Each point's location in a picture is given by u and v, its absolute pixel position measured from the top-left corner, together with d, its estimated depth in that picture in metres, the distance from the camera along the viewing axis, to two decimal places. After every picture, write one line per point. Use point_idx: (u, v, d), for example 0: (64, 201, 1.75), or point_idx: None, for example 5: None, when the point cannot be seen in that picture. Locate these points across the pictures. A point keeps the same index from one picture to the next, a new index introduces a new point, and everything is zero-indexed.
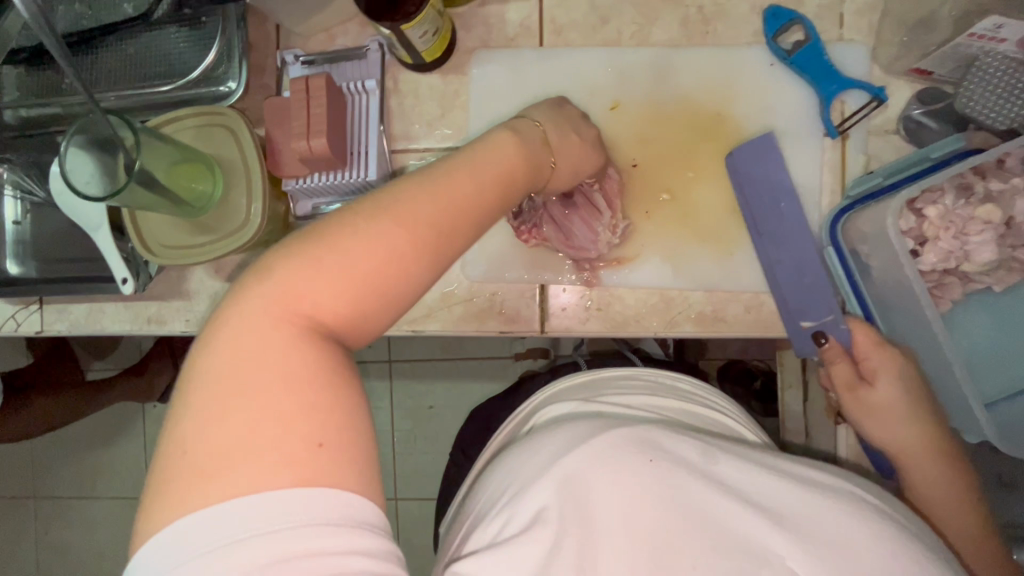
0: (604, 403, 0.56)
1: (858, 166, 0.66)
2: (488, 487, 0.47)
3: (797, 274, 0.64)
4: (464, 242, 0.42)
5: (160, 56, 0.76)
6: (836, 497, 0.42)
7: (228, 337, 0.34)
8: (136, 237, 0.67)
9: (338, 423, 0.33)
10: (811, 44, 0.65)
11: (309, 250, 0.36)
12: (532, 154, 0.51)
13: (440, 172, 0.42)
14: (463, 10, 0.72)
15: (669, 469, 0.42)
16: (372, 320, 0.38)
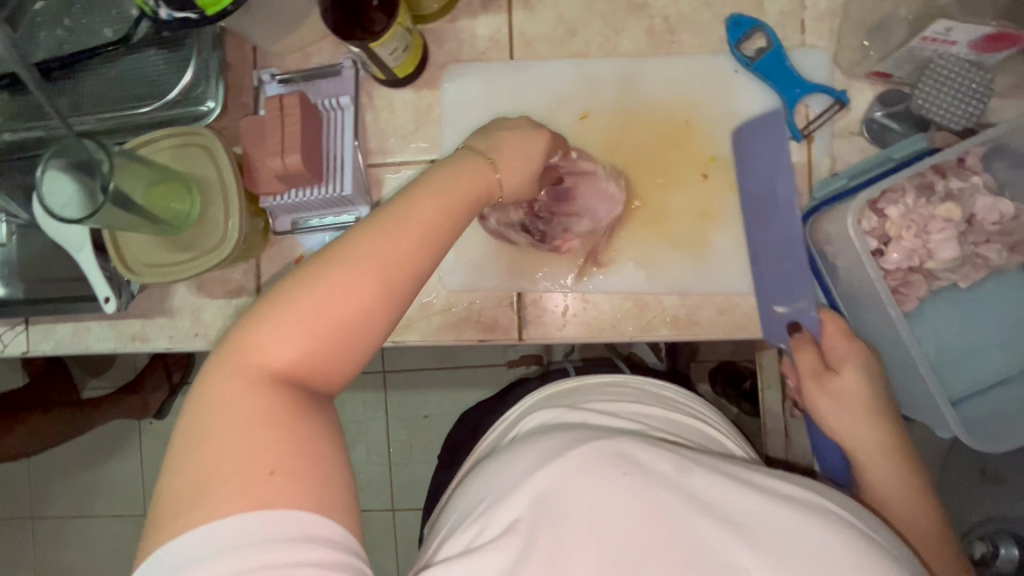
0: (589, 411, 0.57)
1: (824, 169, 0.67)
2: (465, 497, 0.48)
3: (775, 262, 0.64)
4: (422, 276, 0.43)
5: (139, 78, 0.77)
6: (814, 513, 0.40)
7: (205, 390, 0.37)
8: (116, 258, 0.68)
9: (298, 455, 0.35)
10: (773, 51, 0.67)
11: (268, 309, 0.39)
12: (489, 184, 0.52)
13: (393, 213, 0.43)
14: (435, 26, 0.74)
15: (644, 481, 0.41)
16: (338, 363, 0.40)
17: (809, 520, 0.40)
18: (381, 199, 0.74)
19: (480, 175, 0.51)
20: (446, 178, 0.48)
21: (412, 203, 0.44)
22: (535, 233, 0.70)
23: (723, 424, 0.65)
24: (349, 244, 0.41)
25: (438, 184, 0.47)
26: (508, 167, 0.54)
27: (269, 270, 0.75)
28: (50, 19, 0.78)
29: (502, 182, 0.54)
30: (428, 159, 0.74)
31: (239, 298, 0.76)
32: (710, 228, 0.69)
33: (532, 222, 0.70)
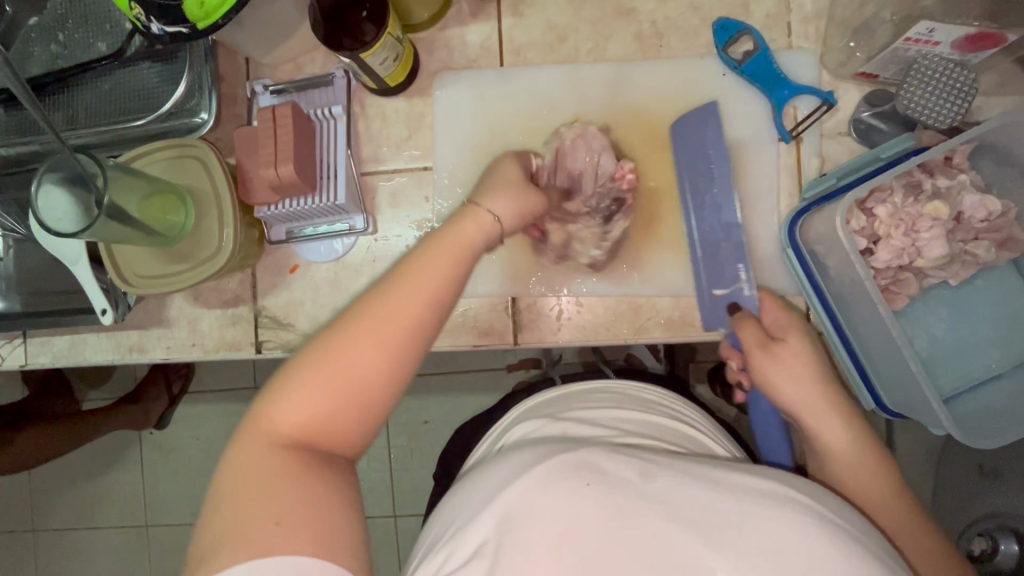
0: (569, 421, 0.60)
1: (813, 169, 0.68)
2: (444, 512, 0.51)
3: (716, 243, 0.67)
4: (418, 342, 0.46)
5: (132, 91, 0.78)
6: (778, 507, 0.41)
7: (236, 458, 0.43)
8: (113, 270, 0.69)
9: (303, 510, 0.41)
10: (760, 53, 0.68)
11: (283, 382, 0.45)
12: (485, 231, 0.54)
13: (389, 284, 0.47)
14: (425, 35, 0.75)
15: (606, 490, 0.42)
16: (346, 428, 0.45)
17: (771, 510, 0.41)
18: (375, 207, 0.74)
19: (473, 223, 0.53)
20: (440, 236, 0.52)
21: (406, 273, 0.48)
22: (606, 214, 0.70)
23: (705, 423, 0.67)
24: (349, 320, 0.45)
25: (432, 244, 0.51)
26: (500, 207, 0.57)
27: (265, 280, 0.76)
28: (44, 34, 0.79)
29: (503, 226, 0.56)
30: (421, 167, 0.74)
31: (235, 308, 0.76)
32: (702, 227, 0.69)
33: (594, 216, 0.70)
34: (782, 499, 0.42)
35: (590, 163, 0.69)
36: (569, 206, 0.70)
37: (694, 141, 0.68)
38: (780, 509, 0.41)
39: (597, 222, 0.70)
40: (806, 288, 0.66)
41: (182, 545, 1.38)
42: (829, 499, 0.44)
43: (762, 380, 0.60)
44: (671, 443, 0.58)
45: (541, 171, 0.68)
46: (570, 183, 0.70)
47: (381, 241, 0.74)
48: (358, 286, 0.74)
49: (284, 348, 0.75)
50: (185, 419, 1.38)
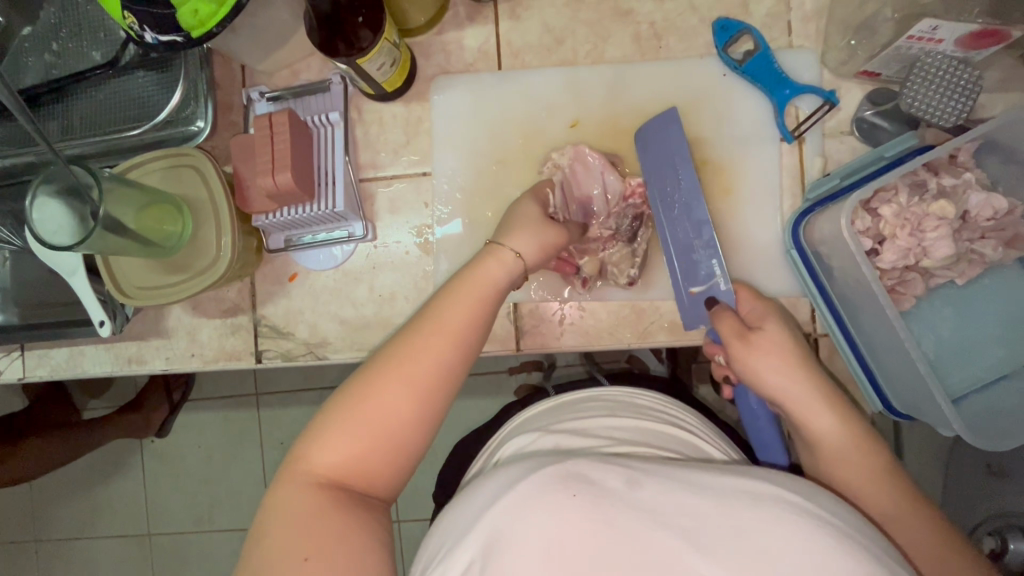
0: (562, 431, 0.60)
1: (816, 169, 0.67)
2: (440, 526, 0.51)
3: (690, 238, 0.66)
4: (449, 383, 0.49)
5: (127, 100, 0.77)
6: (761, 506, 0.42)
7: (276, 501, 0.44)
8: (110, 282, 0.68)
9: (336, 546, 0.42)
10: (760, 53, 0.67)
11: (322, 425, 0.47)
12: (508, 270, 0.57)
13: (420, 329, 0.50)
14: (421, 39, 0.74)
15: (593, 499, 0.43)
16: (382, 468, 0.47)
17: (755, 511, 0.42)
18: (374, 214, 0.74)
19: (496, 261, 0.57)
20: (462, 281, 0.55)
21: (436, 318, 0.51)
22: (630, 233, 0.69)
23: (704, 428, 0.67)
24: (385, 365, 0.48)
25: (455, 290, 0.54)
26: (523, 243, 0.59)
27: (264, 288, 0.75)
28: (37, 44, 0.78)
29: (526, 261, 0.59)
30: (419, 172, 0.74)
31: (235, 317, 0.75)
32: None
33: (619, 237, 0.69)
34: (765, 499, 0.43)
35: (601, 185, 0.69)
36: (592, 233, 0.70)
37: (662, 140, 0.66)
38: (764, 509, 0.42)
39: (625, 243, 0.69)
40: (811, 289, 0.65)
41: (185, 554, 1.37)
42: (815, 494, 0.45)
43: (745, 371, 0.59)
44: (666, 448, 0.57)
45: (558, 210, 0.68)
46: (586, 213, 0.70)
47: (381, 248, 0.74)
48: (358, 294, 0.74)
49: (285, 357, 0.74)
50: (187, 427, 1.37)
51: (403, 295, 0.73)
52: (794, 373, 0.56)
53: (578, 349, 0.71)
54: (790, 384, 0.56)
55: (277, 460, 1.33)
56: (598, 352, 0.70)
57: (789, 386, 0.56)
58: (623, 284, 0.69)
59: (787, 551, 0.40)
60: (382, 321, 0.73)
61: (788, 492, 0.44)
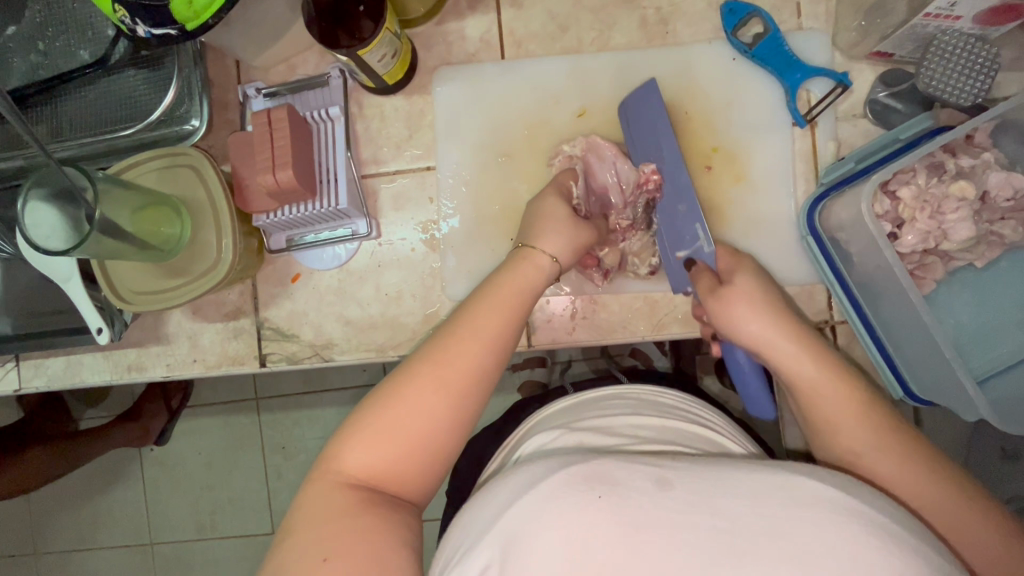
0: (583, 430, 0.58)
1: (829, 154, 0.66)
2: (458, 523, 0.49)
3: (672, 202, 0.65)
4: (482, 387, 0.49)
5: (119, 100, 0.75)
6: (796, 502, 0.41)
7: (307, 504, 0.43)
8: (107, 287, 0.66)
9: (358, 549, 0.40)
10: (770, 36, 0.65)
11: (353, 428, 0.45)
12: (543, 272, 0.58)
13: (455, 332, 0.50)
14: (421, 30, 0.72)
15: (618, 500, 0.42)
16: (416, 471, 0.45)
17: (795, 513, 0.40)
18: (377, 211, 0.72)
19: (533, 267, 0.57)
20: (490, 285, 0.55)
21: (469, 322, 0.51)
22: (647, 222, 0.67)
23: (727, 426, 0.65)
24: (419, 366, 0.47)
25: (484, 293, 0.54)
26: (557, 246, 0.59)
27: (266, 290, 0.73)
28: (23, 44, 0.76)
29: (562, 264, 0.59)
30: (423, 166, 0.72)
31: (236, 321, 0.73)
32: (719, 220, 0.67)
33: (637, 227, 0.68)
34: (804, 498, 0.41)
35: (616, 179, 0.67)
36: (611, 224, 0.68)
37: (648, 136, 0.66)
38: (803, 510, 0.40)
39: (643, 232, 0.68)
40: (829, 278, 0.64)
41: (189, 562, 1.35)
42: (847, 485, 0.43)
43: (727, 325, 0.57)
44: (689, 446, 0.56)
45: (581, 201, 0.66)
46: (604, 207, 0.69)
47: (385, 246, 0.72)
48: (363, 293, 0.72)
49: (289, 360, 0.72)
50: (187, 433, 1.35)
51: (409, 293, 0.71)
52: (774, 319, 0.55)
53: (590, 344, 0.70)
54: (767, 332, 0.55)
55: (279, 465, 1.31)
56: (611, 346, 0.69)
57: (767, 336, 0.55)
58: (644, 275, 0.68)
59: (825, 556, 0.38)
60: (388, 320, 0.71)
61: (825, 488, 0.42)
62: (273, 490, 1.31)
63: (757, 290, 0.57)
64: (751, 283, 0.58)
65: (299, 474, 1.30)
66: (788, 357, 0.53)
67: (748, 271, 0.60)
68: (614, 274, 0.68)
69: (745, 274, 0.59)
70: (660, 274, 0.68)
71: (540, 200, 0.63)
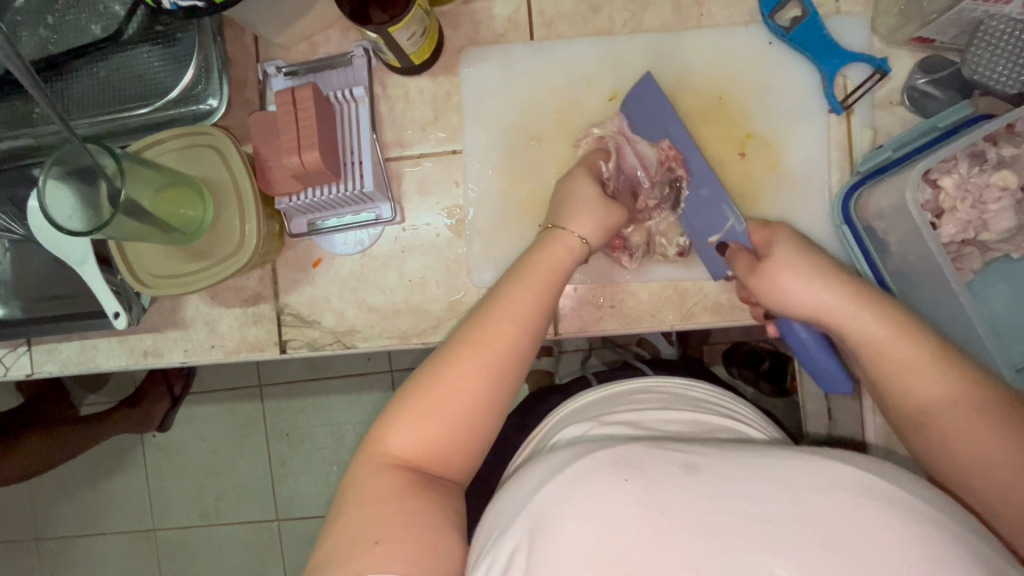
0: (611, 423, 0.57)
1: (865, 142, 0.65)
2: (489, 514, 0.48)
3: (695, 187, 0.64)
4: (520, 368, 0.49)
5: (133, 77, 0.72)
6: (836, 490, 0.39)
7: (355, 485, 0.45)
8: (125, 269, 0.64)
9: (407, 532, 0.42)
10: (809, 19, 0.64)
11: (396, 410, 0.47)
12: (575, 255, 0.56)
13: (491, 314, 0.50)
14: (449, 8, 0.70)
15: (644, 484, 0.41)
16: (456, 452, 0.47)
17: (824, 498, 0.38)
18: (401, 195, 0.70)
19: (566, 249, 0.56)
20: (525, 267, 0.54)
21: (504, 303, 0.51)
22: (673, 202, 0.66)
23: (753, 414, 0.64)
24: (458, 349, 0.48)
25: (519, 274, 0.53)
26: (588, 229, 0.58)
27: (287, 275, 0.71)
28: (32, 18, 0.73)
29: (591, 246, 0.58)
30: (448, 150, 0.70)
31: (257, 306, 0.72)
32: (751, 206, 0.66)
33: (663, 206, 0.66)
34: (838, 481, 0.39)
35: (640, 158, 0.66)
36: (639, 204, 0.67)
37: (655, 122, 0.65)
38: (838, 496, 0.38)
39: (670, 211, 0.66)
40: (862, 267, 0.63)
41: (193, 548, 1.34)
42: (894, 475, 0.41)
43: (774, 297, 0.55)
44: (715, 434, 0.56)
45: (610, 178, 0.65)
46: (632, 186, 0.67)
47: (410, 231, 0.70)
48: (386, 279, 0.70)
49: (311, 346, 0.71)
50: (191, 419, 1.33)
51: (434, 280, 0.70)
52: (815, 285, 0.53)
53: (616, 333, 0.69)
54: (816, 300, 0.53)
55: (284, 452, 1.30)
56: (638, 335, 0.68)
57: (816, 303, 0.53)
58: (673, 257, 0.66)
59: (865, 545, 0.36)
60: (412, 307, 0.70)
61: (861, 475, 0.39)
62: (279, 477, 1.31)
63: (796, 257, 0.55)
64: (789, 251, 0.56)
65: (306, 462, 1.30)
66: (846, 322, 0.51)
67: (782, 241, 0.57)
68: (642, 257, 0.67)
69: (783, 244, 0.57)
70: (686, 257, 0.67)
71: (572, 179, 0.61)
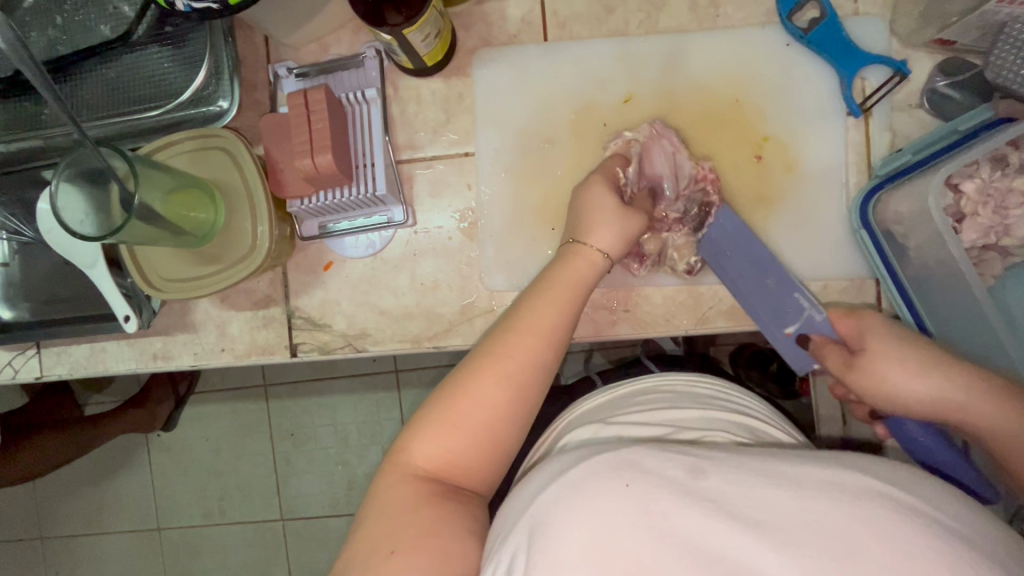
0: (624, 426, 0.57)
1: (883, 145, 0.64)
2: (498, 517, 0.47)
3: (761, 276, 0.63)
4: (542, 380, 0.49)
5: (143, 78, 0.72)
6: (853, 500, 0.37)
7: (378, 496, 0.45)
8: (136, 273, 0.64)
9: (425, 541, 0.42)
10: (828, 20, 0.63)
11: (422, 422, 0.47)
12: (594, 266, 0.56)
13: (513, 326, 0.50)
14: (461, 8, 0.70)
15: (645, 488, 0.40)
16: (481, 465, 0.47)
17: (835, 507, 0.37)
18: (413, 198, 0.70)
19: (586, 261, 0.56)
20: (544, 276, 0.54)
21: (527, 315, 0.51)
22: (697, 222, 0.65)
23: (769, 413, 0.63)
24: (482, 362, 0.48)
25: (539, 285, 0.53)
26: (608, 242, 0.57)
27: (297, 278, 0.71)
28: (40, 18, 0.72)
29: (613, 259, 0.57)
30: (460, 152, 0.70)
31: (267, 309, 0.71)
32: (769, 211, 0.65)
33: (684, 223, 0.65)
34: (855, 491, 0.38)
35: (671, 168, 0.64)
36: (658, 212, 0.65)
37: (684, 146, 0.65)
38: (846, 505, 0.37)
39: (691, 230, 0.65)
40: (880, 272, 0.62)
41: (198, 548, 1.34)
42: (919, 486, 0.39)
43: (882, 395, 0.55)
44: (738, 437, 0.55)
45: (628, 185, 0.63)
46: (654, 189, 0.65)
47: (422, 234, 0.70)
48: (397, 283, 0.70)
49: (321, 350, 0.71)
50: (197, 419, 1.33)
51: (445, 283, 0.69)
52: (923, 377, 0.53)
53: (630, 338, 0.68)
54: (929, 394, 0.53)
55: (289, 452, 1.30)
56: (652, 340, 0.67)
57: (936, 396, 0.52)
58: (680, 272, 0.66)
59: (874, 553, 0.34)
60: (423, 311, 0.69)
61: (886, 484, 0.38)
62: (284, 477, 1.30)
63: (894, 346, 0.55)
64: (885, 342, 0.56)
65: (312, 462, 1.29)
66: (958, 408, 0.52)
67: (875, 334, 0.57)
68: (651, 267, 0.66)
69: (876, 337, 0.57)
70: (694, 274, 0.66)
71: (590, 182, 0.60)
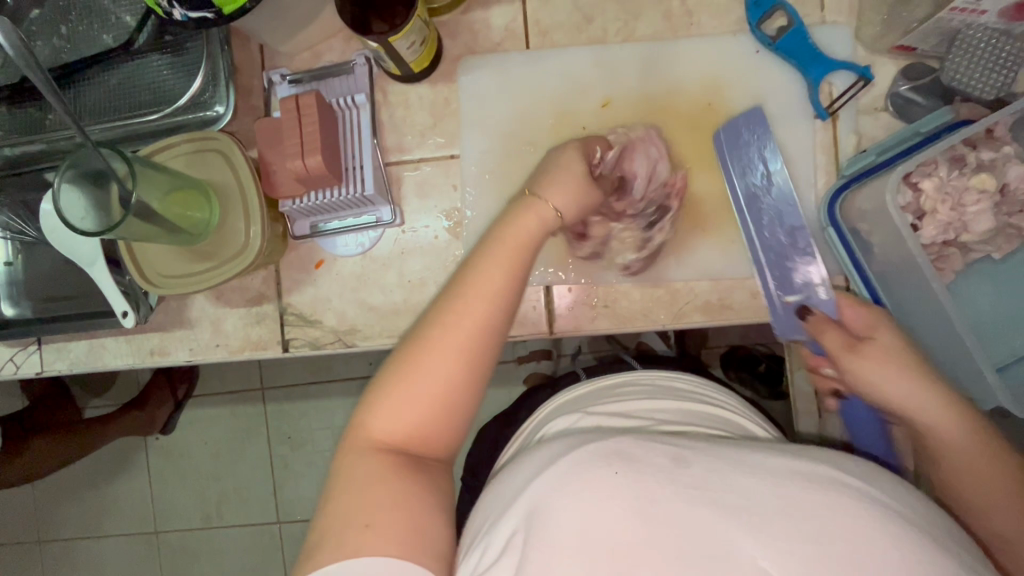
0: (603, 414, 0.59)
1: (850, 146, 0.67)
2: (484, 501, 0.50)
3: (778, 228, 0.66)
4: (493, 347, 0.49)
5: (143, 83, 0.75)
6: (825, 489, 0.40)
7: (344, 468, 0.47)
8: (133, 269, 0.66)
9: (396, 515, 0.44)
10: (795, 29, 0.66)
11: (378, 396, 0.48)
12: (545, 219, 0.56)
13: (460, 292, 0.49)
14: (448, 18, 0.73)
15: (635, 475, 0.41)
16: (438, 432, 0.48)
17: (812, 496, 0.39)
18: (401, 198, 0.72)
19: (534, 214, 0.55)
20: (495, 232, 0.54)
21: (475, 280, 0.50)
22: (648, 220, 0.68)
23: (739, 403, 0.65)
24: (433, 332, 0.48)
25: (488, 247, 0.52)
26: (562, 201, 0.58)
27: (290, 276, 0.73)
28: (46, 27, 0.75)
29: (563, 215, 0.58)
30: (446, 155, 0.73)
31: (260, 306, 0.74)
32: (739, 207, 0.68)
33: (637, 219, 0.68)
34: (829, 482, 0.40)
35: (648, 170, 0.67)
36: (616, 207, 0.68)
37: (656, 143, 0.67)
38: (823, 496, 0.39)
39: (641, 227, 0.68)
40: (846, 264, 0.64)
41: (194, 549, 1.35)
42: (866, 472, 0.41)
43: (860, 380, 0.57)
44: (707, 426, 0.57)
45: (602, 166, 0.65)
46: (622, 183, 0.67)
47: (409, 233, 0.72)
48: (386, 280, 0.72)
49: (313, 345, 0.73)
50: (195, 422, 1.35)
51: (432, 280, 0.72)
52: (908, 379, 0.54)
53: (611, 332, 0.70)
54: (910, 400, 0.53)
55: (286, 455, 1.32)
56: (632, 334, 0.69)
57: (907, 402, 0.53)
58: (624, 269, 0.68)
59: (845, 543, 0.36)
60: (411, 308, 0.72)
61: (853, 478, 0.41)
62: (280, 480, 1.32)
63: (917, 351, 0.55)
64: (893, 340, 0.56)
65: (307, 465, 1.31)
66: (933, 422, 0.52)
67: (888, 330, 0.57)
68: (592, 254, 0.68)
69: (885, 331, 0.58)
70: (637, 273, 0.69)
71: (556, 160, 0.60)
